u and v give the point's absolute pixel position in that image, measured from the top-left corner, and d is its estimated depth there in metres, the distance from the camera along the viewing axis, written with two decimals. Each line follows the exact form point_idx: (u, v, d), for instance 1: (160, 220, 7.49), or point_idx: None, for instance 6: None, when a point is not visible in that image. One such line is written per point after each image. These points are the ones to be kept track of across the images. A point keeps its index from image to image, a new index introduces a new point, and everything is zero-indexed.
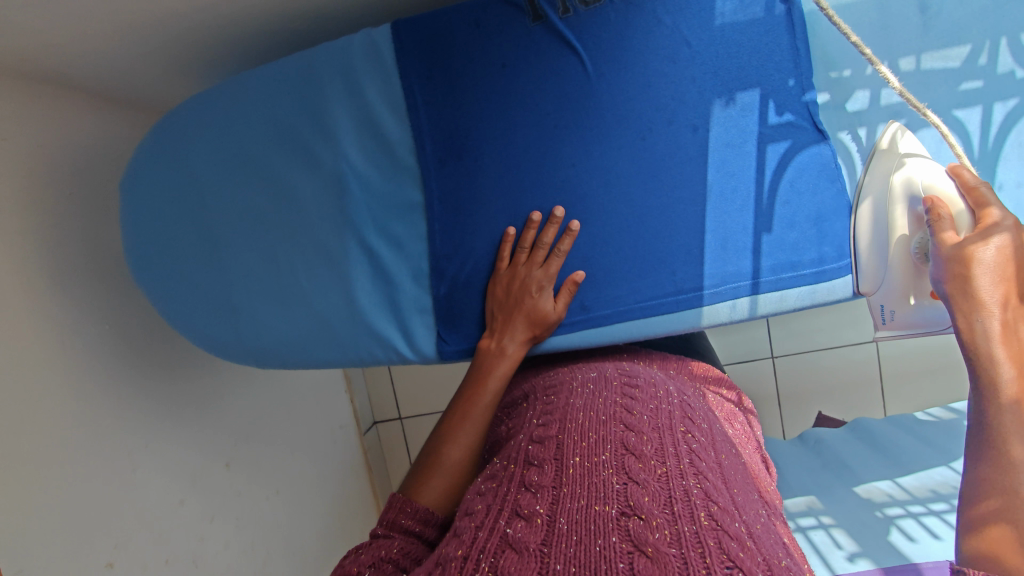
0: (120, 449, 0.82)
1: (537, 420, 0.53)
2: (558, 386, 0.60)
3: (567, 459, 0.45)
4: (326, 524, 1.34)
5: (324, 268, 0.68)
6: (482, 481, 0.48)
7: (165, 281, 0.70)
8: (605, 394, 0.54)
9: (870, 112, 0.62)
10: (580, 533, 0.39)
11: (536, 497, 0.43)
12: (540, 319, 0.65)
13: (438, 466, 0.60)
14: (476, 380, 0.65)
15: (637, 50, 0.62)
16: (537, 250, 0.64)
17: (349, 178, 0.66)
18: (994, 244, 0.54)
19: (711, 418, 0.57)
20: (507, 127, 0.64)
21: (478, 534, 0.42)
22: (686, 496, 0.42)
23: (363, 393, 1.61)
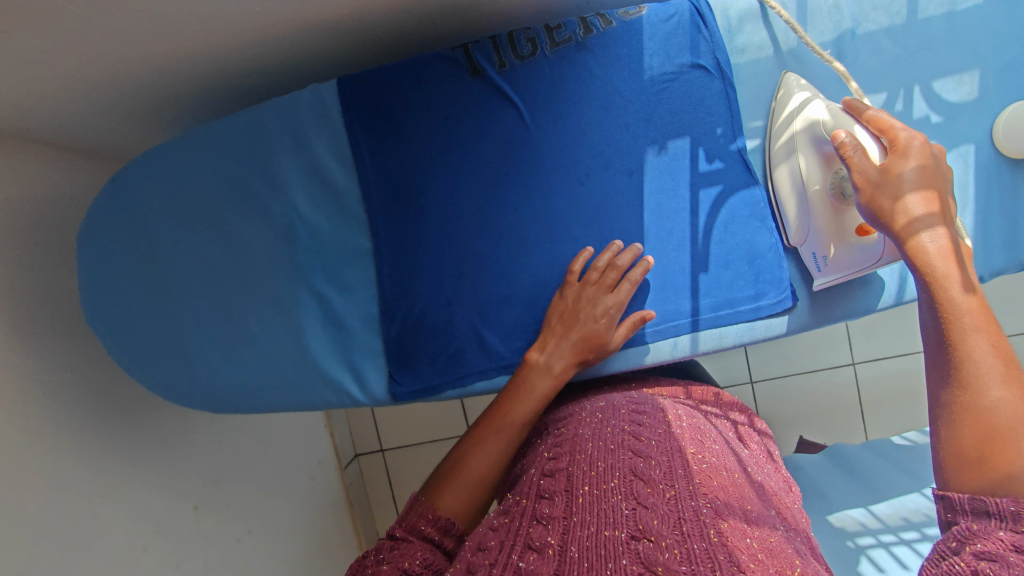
0: (79, 497, 0.82)
1: (547, 454, 0.54)
2: (566, 420, 0.60)
3: (576, 490, 0.47)
4: (303, 564, 1.32)
5: (275, 315, 0.69)
6: (494, 515, 0.50)
7: (119, 330, 0.71)
8: (612, 423, 0.56)
9: None
10: (592, 559, 0.41)
11: (547, 528, 0.44)
12: (597, 344, 0.63)
13: (461, 476, 0.58)
14: (511, 394, 0.62)
15: (571, 99, 0.64)
16: (609, 270, 0.63)
17: (298, 228, 0.68)
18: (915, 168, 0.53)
19: (724, 442, 0.60)
20: (451, 174, 0.67)
21: (493, 568, 0.42)
22: (695, 515, 0.44)
23: (344, 426, 1.61)
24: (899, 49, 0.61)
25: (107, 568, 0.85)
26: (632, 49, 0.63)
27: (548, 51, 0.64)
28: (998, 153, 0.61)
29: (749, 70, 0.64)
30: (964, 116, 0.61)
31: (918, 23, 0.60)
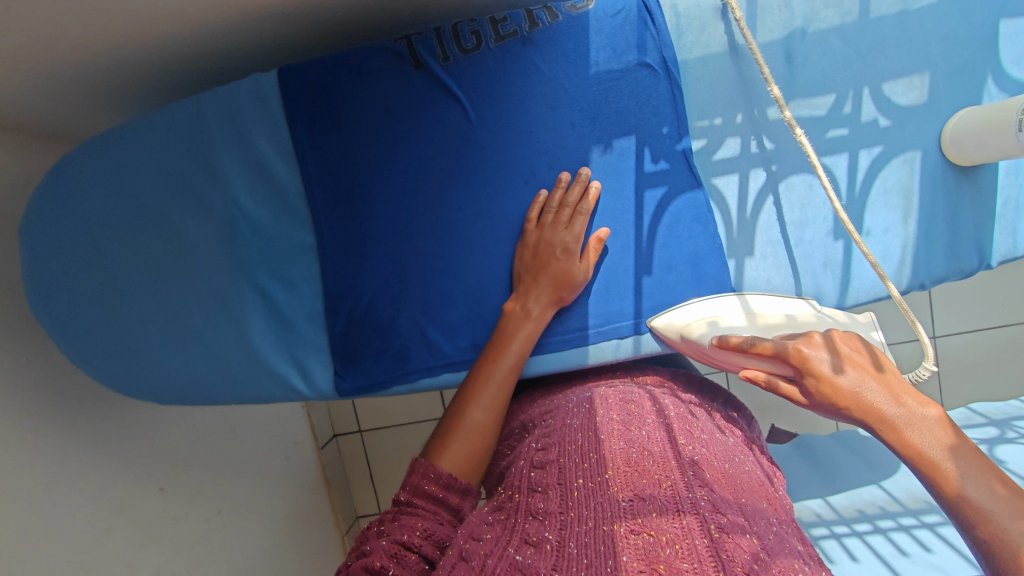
0: (37, 482, 0.83)
1: (535, 445, 0.55)
2: (551, 411, 0.61)
3: (571, 484, 0.48)
4: (275, 542, 1.34)
5: (219, 309, 0.69)
6: (487, 510, 0.50)
7: (62, 324, 0.70)
8: (603, 413, 0.57)
9: (739, 159, 0.62)
10: (591, 554, 0.41)
11: (544, 523, 0.45)
12: (565, 280, 0.62)
13: (460, 429, 0.56)
14: (501, 340, 0.62)
15: (516, 96, 0.63)
16: (563, 210, 0.62)
17: (240, 222, 0.67)
18: (831, 372, 0.47)
19: (716, 429, 0.60)
20: (395, 170, 0.66)
21: (488, 561, 0.42)
22: (694, 506, 0.44)
23: (321, 408, 1.63)
24: (851, 49, 0.59)
25: (68, 551, 0.86)
26: (579, 44, 0.62)
27: (493, 45, 0.62)
28: (945, 159, 0.60)
29: (699, 67, 0.62)
30: (912, 121, 0.59)
31: (869, 23, 0.59)
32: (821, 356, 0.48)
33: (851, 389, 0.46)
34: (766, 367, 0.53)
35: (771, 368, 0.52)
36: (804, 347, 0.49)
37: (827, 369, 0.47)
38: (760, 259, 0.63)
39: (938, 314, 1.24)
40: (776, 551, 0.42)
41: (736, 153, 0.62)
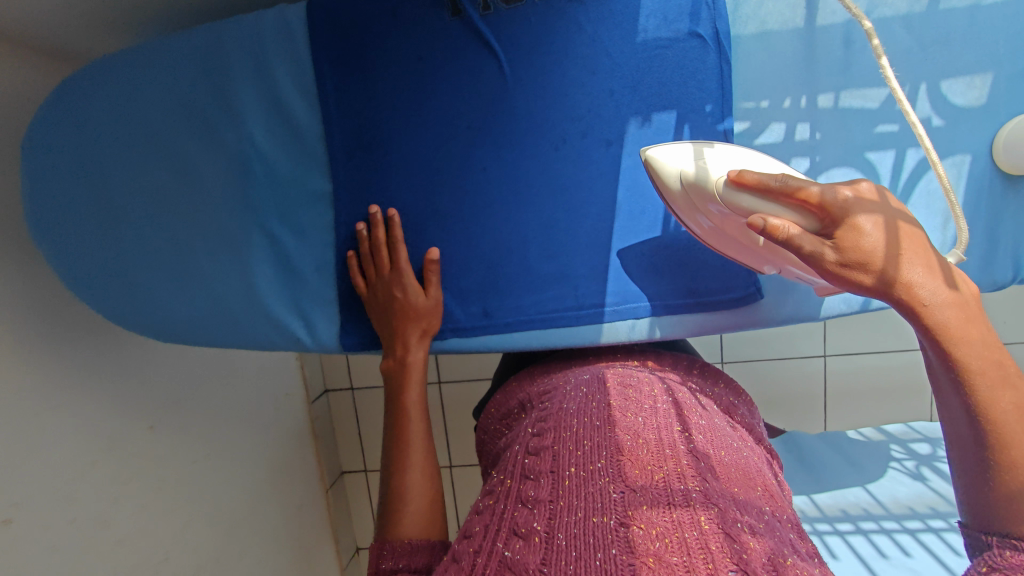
0: (27, 409, 0.82)
1: (531, 430, 0.56)
2: (549, 394, 0.61)
3: (562, 472, 0.48)
4: (259, 489, 1.35)
5: (225, 250, 0.66)
6: (480, 498, 0.51)
7: (61, 251, 0.67)
8: (601, 396, 0.56)
9: (783, 145, 0.59)
10: (579, 548, 0.41)
11: (533, 515, 0.45)
12: (409, 313, 0.64)
13: (400, 496, 0.58)
14: (402, 387, 0.65)
15: (556, 55, 0.59)
16: (393, 253, 0.63)
17: (253, 161, 0.64)
18: (868, 218, 0.42)
19: (716, 412, 0.60)
20: (420, 122, 0.62)
21: (477, 559, 0.44)
22: (687, 498, 0.44)
23: (314, 362, 1.63)
24: (913, 39, 0.56)
25: (51, 479, 0.85)
26: (629, 7, 0.58)
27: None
28: (993, 166, 0.58)
29: (754, 44, 0.58)
30: (967, 122, 0.57)
31: (938, 14, 0.55)
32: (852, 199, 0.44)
33: (888, 249, 0.42)
34: (784, 212, 0.47)
35: (789, 210, 0.47)
36: (850, 192, 0.44)
37: (864, 219, 0.43)
38: None
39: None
40: (772, 545, 0.42)
41: (780, 139, 0.59)
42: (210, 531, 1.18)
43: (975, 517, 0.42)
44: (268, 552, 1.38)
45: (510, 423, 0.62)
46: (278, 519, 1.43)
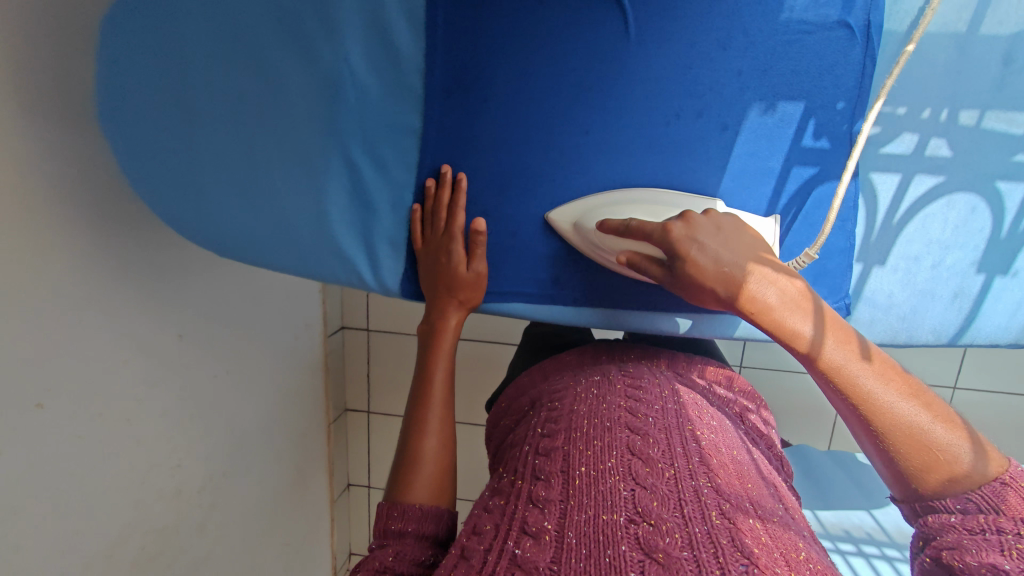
0: (70, 298, 0.80)
1: (540, 430, 0.58)
2: (560, 394, 0.63)
3: (572, 471, 0.50)
4: (269, 412, 1.36)
5: (300, 171, 0.63)
6: (489, 495, 0.54)
7: (130, 146, 0.64)
8: (609, 399, 0.59)
9: (911, 159, 0.56)
10: (590, 545, 0.44)
11: (543, 514, 0.48)
12: (457, 280, 0.63)
13: (417, 460, 0.58)
14: (432, 355, 0.65)
15: (689, 21, 0.55)
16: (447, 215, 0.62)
17: (346, 83, 0.60)
18: (696, 250, 0.52)
19: (723, 417, 0.63)
20: (527, 71, 0.58)
21: (489, 557, 0.46)
22: (695, 497, 0.47)
23: (334, 297, 1.62)
24: None
25: (84, 371, 0.84)
26: None
27: None
28: None
29: (906, 44, 0.54)
30: None
31: None
32: (672, 228, 0.53)
33: (720, 278, 0.51)
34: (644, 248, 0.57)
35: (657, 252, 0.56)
36: (674, 227, 0.53)
37: (702, 259, 0.52)
38: (888, 271, 0.59)
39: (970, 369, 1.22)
40: (780, 543, 0.46)
41: (908, 151, 0.56)
42: (221, 444, 1.19)
43: (899, 488, 0.46)
44: (270, 475, 1.40)
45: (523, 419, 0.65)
46: (283, 445, 1.44)
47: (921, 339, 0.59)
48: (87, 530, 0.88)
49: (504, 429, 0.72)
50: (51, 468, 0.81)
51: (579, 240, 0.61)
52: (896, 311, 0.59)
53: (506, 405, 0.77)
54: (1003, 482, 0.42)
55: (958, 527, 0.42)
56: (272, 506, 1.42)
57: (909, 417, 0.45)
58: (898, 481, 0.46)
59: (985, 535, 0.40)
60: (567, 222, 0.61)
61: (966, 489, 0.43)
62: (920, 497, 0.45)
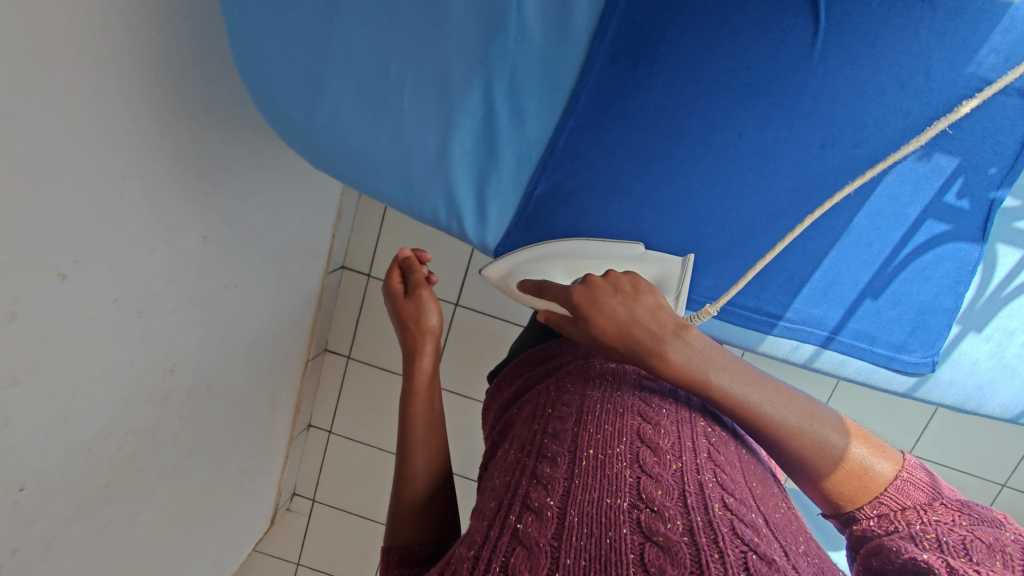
0: (119, 165, 0.70)
1: (550, 410, 0.55)
2: (571, 376, 0.61)
3: (581, 453, 0.48)
4: (262, 338, 1.27)
5: (434, 100, 0.58)
6: (497, 470, 0.51)
7: (253, 21, 0.56)
8: (623, 388, 0.57)
9: None
10: (593, 526, 0.42)
11: (547, 490, 0.45)
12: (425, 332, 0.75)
13: (408, 502, 0.63)
14: (408, 396, 0.70)
15: (878, 51, 0.53)
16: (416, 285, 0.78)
17: (511, 19, 0.54)
18: (603, 316, 0.57)
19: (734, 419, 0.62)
20: (702, 57, 0.55)
21: (490, 532, 0.43)
22: (699, 489, 0.45)
23: (345, 234, 1.50)
24: None
25: (109, 251, 0.74)
26: (975, 34, 0.53)
27: None
28: None
29: None
30: None
31: None
32: (576, 288, 0.59)
33: (616, 334, 0.57)
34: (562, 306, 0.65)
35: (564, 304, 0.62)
36: (578, 292, 0.59)
37: (602, 319, 0.57)
38: (981, 338, 0.65)
39: (931, 440, 1.31)
40: (782, 538, 0.44)
41: None
42: (214, 360, 1.10)
43: (826, 505, 0.55)
44: (247, 399, 1.30)
45: (527, 399, 0.63)
46: (265, 371, 1.34)
47: (988, 410, 0.68)
48: (72, 420, 0.79)
49: (501, 402, 0.69)
50: (56, 345, 0.71)
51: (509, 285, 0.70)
52: (975, 379, 0.66)
53: (510, 378, 0.74)
54: (904, 479, 0.52)
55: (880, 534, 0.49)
56: (242, 432, 1.33)
57: (853, 455, 0.53)
58: (826, 500, 0.54)
59: (898, 531, 0.48)
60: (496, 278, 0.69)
61: (877, 492, 0.52)
62: (844, 509, 0.53)
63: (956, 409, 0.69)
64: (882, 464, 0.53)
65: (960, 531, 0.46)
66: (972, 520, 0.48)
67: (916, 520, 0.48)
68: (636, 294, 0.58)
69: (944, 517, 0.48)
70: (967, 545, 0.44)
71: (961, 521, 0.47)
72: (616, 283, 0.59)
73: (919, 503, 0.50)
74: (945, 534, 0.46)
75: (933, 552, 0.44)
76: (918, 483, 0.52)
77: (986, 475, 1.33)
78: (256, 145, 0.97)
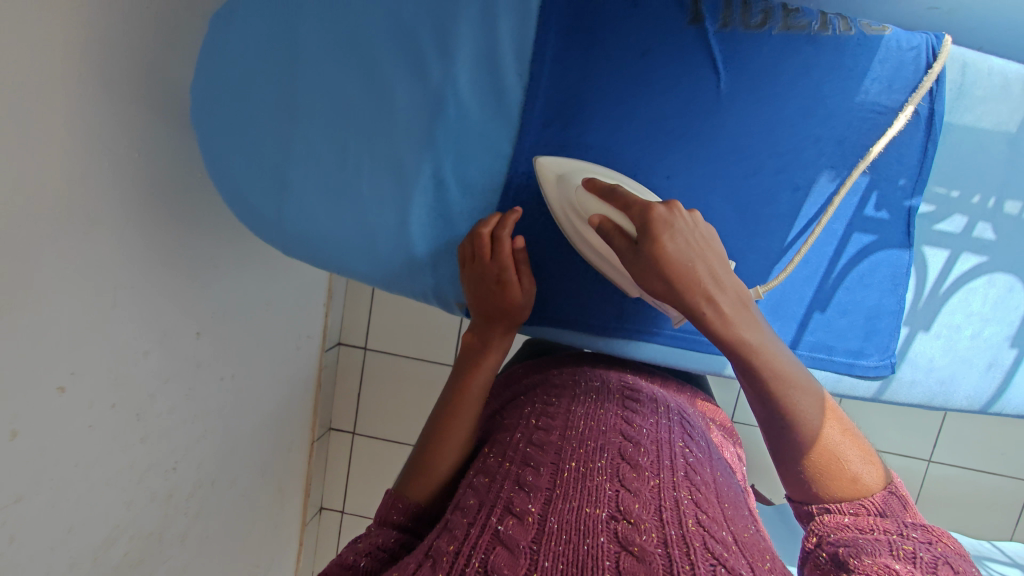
0: (110, 279, 0.75)
1: (535, 421, 0.57)
2: (557, 390, 0.63)
3: (563, 464, 0.50)
4: (264, 424, 1.29)
5: (390, 182, 0.64)
6: (474, 474, 0.53)
7: (223, 129, 0.64)
8: (607, 406, 0.59)
9: (959, 236, 0.66)
10: (571, 533, 0.44)
11: (529, 496, 0.47)
12: (506, 306, 0.66)
13: (428, 473, 0.61)
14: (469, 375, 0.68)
15: (777, 90, 0.60)
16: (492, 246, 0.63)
17: (449, 105, 0.61)
18: (672, 242, 0.53)
19: (707, 436, 0.64)
20: (624, 115, 0.61)
21: (471, 530, 0.46)
22: (675, 505, 0.47)
23: (337, 311, 1.54)
24: None
25: (105, 360, 0.78)
26: (858, 67, 0.60)
27: (777, 30, 0.58)
28: None
29: (966, 132, 0.64)
30: None
31: None
32: (653, 203, 0.54)
33: (678, 269, 0.53)
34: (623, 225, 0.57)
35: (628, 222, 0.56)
36: (658, 210, 0.54)
37: (669, 244, 0.53)
38: (931, 337, 0.68)
39: (943, 443, 1.29)
40: (750, 554, 0.45)
41: (956, 229, 0.66)
42: (216, 452, 1.12)
43: (798, 488, 0.56)
44: (254, 489, 1.30)
45: (515, 404, 0.65)
46: (270, 457, 1.35)
47: (956, 404, 0.70)
48: (77, 530, 0.81)
49: (486, 412, 0.71)
50: (58, 457, 0.74)
51: (563, 188, 0.60)
52: (935, 375, 0.69)
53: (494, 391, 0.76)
54: (888, 491, 0.54)
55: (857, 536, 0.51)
56: (251, 523, 1.32)
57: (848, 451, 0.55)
58: (800, 488, 0.56)
59: (874, 534, 0.50)
60: (554, 173, 0.60)
61: (860, 494, 0.54)
62: (818, 502, 0.55)
63: (927, 408, 0.71)
64: (873, 472, 0.55)
65: (934, 552, 0.48)
66: (946, 545, 0.49)
67: (895, 531, 0.50)
68: (705, 239, 0.55)
69: (922, 536, 0.50)
70: (938, 565, 0.46)
71: (937, 544, 0.49)
72: (692, 220, 0.56)
73: (897, 516, 0.52)
74: (921, 552, 0.48)
75: (908, 567, 0.46)
76: (898, 498, 0.54)
77: (1007, 474, 1.30)
78: (239, 240, 1.03)
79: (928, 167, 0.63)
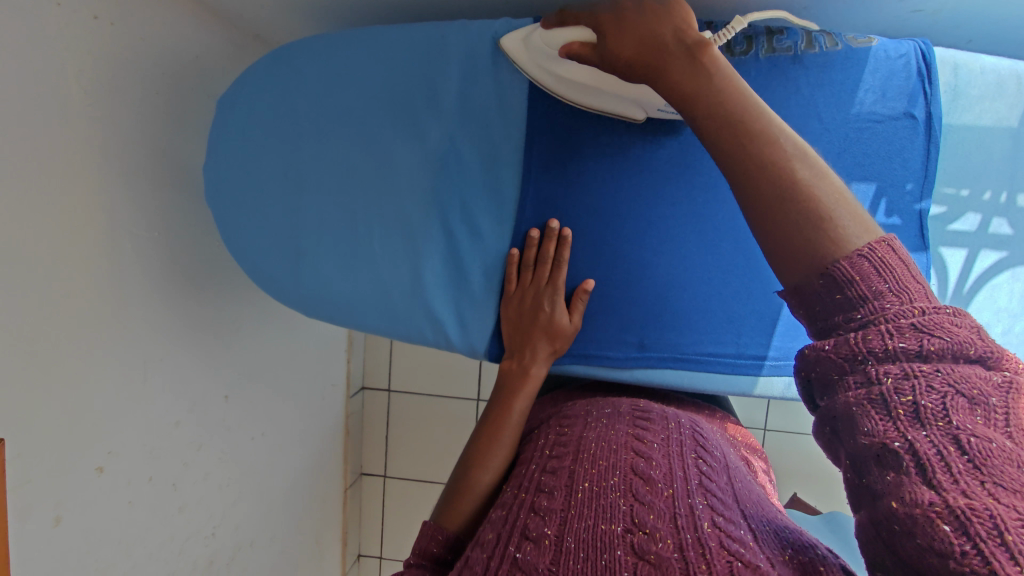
0: (139, 356, 0.77)
1: (549, 452, 0.56)
2: (573, 418, 0.61)
3: (576, 485, 0.49)
4: (297, 479, 1.29)
5: (400, 239, 0.66)
6: (493, 508, 0.53)
7: (236, 208, 0.67)
8: (618, 425, 0.57)
9: (974, 234, 0.65)
10: (588, 550, 0.44)
11: (544, 519, 0.47)
12: (555, 332, 0.65)
13: (469, 493, 0.60)
14: (509, 396, 0.66)
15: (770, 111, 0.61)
16: (542, 267, 0.65)
17: (450, 158, 0.64)
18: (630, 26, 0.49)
19: (723, 445, 0.60)
20: (622, 151, 0.64)
21: (491, 563, 0.46)
22: (690, 510, 0.46)
23: (358, 357, 1.56)
24: None
25: (141, 435, 0.79)
26: (847, 79, 0.61)
27: (762, 55, 0.60)
28: None
29: (966, 131, 0.63)
30: None
31: None
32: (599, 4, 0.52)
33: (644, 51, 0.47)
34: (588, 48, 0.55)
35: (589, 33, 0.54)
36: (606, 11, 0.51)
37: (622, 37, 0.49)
38: None
39: None
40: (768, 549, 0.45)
41: (971, 228, 0.65)
42: (252, 512, 1.12)
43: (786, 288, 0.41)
44: (292, 545, 1.30)
45: (531, 437, 0.64)
46: (305, 511, 1.34)
47: None
48: None
49: None
50: (101, 536, 0.75)
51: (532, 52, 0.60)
52: None
53: None
54: (865, 254, 0.38)
55: (842, 378, 0.37)
56: None
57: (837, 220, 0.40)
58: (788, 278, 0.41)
59: (862, 373, 0.36)
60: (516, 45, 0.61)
61: (833, 266, 0.38)
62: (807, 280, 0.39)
63: None
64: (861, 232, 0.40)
65: (941, 384, 0.34)
66: (944, 343, 0.35)
67: (883, 355, 0.35)
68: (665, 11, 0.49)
69: (914, 344, 0.35)
70: (950, 407, 0.33)
71: (935, 350, 0.35)
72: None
73: (886, 312, 0.36)
74: (925, 395, 0.34)
75: (920, 436, 0.33)
76: (879, 259, 0.38)
77: None
78: (258, 302, 1.05)
79: (934, 169, 0.63)
